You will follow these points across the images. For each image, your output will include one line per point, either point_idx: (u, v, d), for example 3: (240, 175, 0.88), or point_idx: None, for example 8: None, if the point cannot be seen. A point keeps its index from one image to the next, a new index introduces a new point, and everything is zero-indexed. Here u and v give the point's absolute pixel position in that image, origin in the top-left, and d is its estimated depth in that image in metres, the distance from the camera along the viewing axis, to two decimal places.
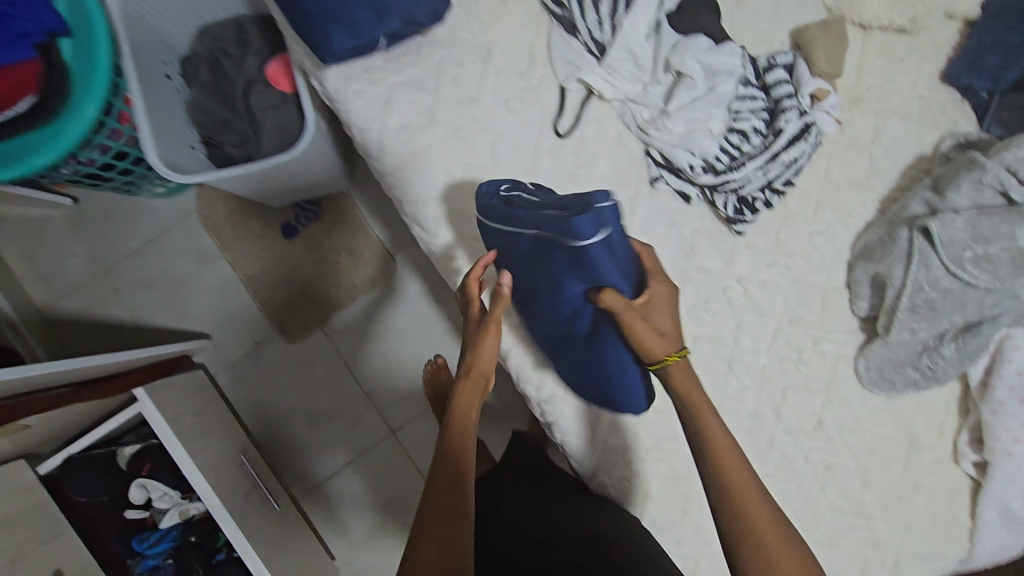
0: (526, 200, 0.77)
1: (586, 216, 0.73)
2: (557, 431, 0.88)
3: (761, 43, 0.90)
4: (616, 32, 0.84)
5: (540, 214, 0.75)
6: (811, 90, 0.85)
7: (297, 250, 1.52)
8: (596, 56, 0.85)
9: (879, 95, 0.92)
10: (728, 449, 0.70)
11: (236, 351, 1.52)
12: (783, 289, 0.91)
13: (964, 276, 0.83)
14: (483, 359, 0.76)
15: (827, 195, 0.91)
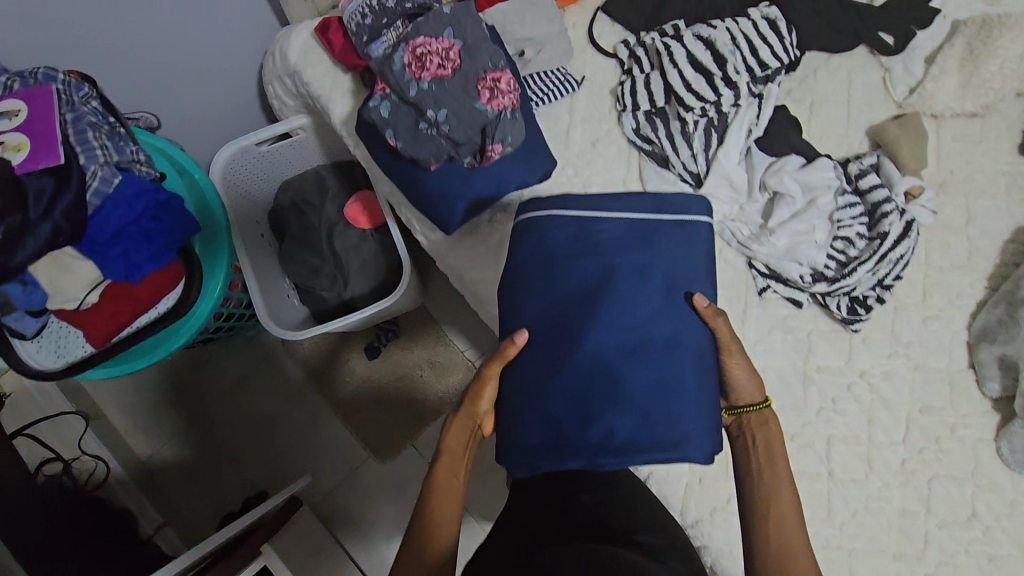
0: (568, 219, 0.78)
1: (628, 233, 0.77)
2: (710, 559, 0.85)
3: (840, 146, 0.95)
4: (710, 161, 0.88)
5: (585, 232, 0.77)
6: (906, 188, 0.88)
7: (381, 372, 1.50)
8: (692, 184, 0.88)
9: (962, 177, 0.96)
10: (774, 464, 0.74)
11: (332, 480, 1.47)
12: (908, 379, 0.91)
13: None
14: (478, 403, 0.78)
15: (932, 280, 0.93)
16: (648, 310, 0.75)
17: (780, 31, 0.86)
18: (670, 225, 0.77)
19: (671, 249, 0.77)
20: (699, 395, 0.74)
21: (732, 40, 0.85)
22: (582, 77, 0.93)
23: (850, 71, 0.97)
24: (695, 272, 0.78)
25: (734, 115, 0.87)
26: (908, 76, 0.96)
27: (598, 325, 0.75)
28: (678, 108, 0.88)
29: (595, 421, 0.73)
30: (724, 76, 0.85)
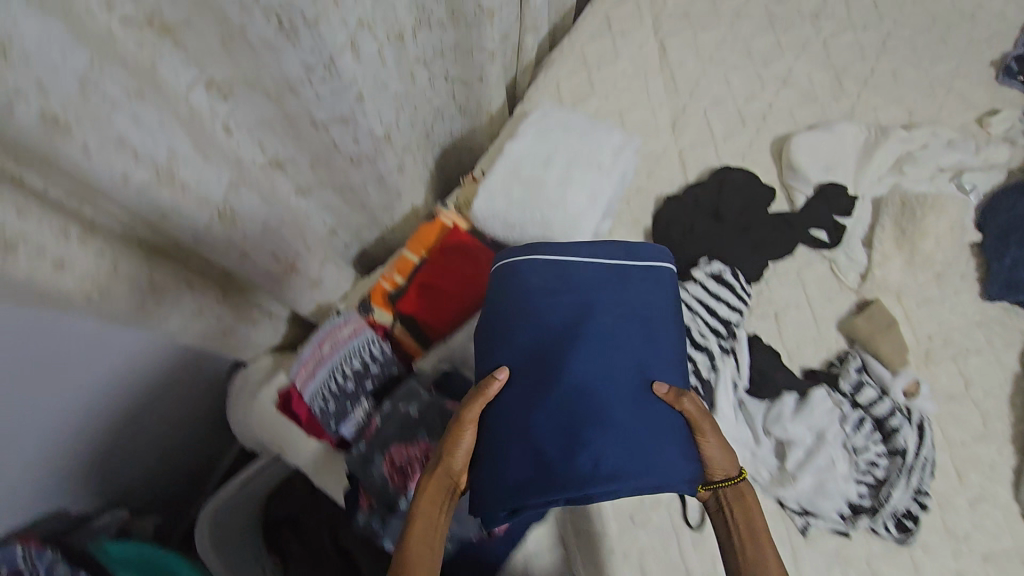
0: (531, 268, 0.72)
1: (591, 275, 0.72)
2: None
3: (818, 349, 0.94)
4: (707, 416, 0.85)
5: (552, 287, 0.70)
6: (903, 387, 0.88)
7: None
8: None
9: (942, 340, 0.95)
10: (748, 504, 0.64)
11: None
12: None
13: None
14: (453, 459, 0.64)
15: (961, 459, 0.88)
16: (633, 350, 0.67)
17: (729, 282, 0.87)
18: (639, 274, 0.73)
19: (639, 284, 0.72)
20: (677, 431, 0.64)
21: (688, 307, 0.85)
22: None
23: (798, 271, 0.98)
24: (669, 314, 0.72)
25: (714, 374, 0.85)
26: (854, 263, 0.97)
27: (576, 355, 0.66)
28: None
29: (575, 458, 0.60)
30: (693, 342, 0.84)
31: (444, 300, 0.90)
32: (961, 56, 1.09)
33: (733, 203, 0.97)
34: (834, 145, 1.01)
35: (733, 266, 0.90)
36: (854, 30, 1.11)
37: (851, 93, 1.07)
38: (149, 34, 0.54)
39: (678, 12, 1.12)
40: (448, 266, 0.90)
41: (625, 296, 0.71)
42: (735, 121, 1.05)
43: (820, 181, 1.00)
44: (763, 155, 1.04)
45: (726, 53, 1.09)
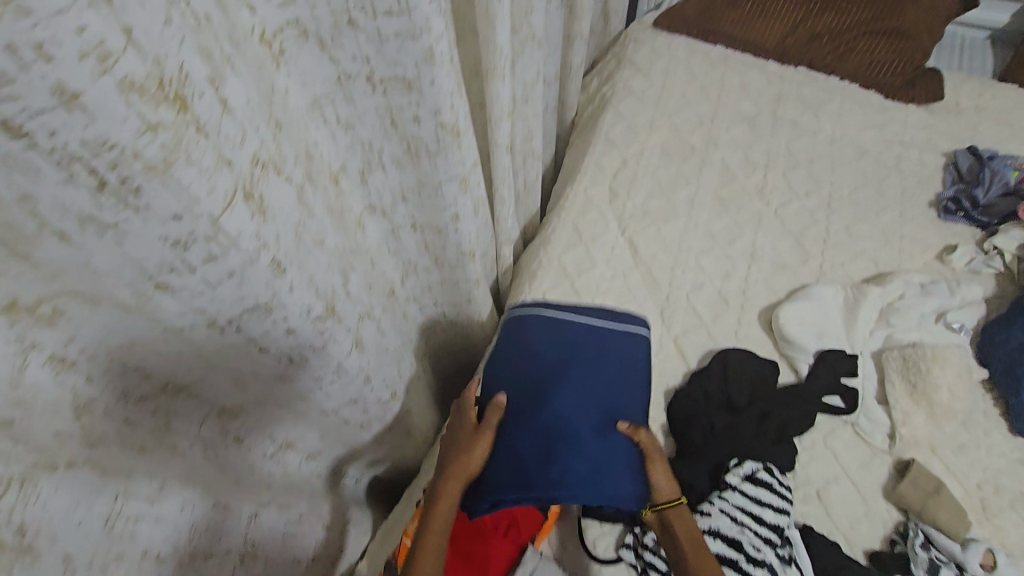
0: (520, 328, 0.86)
1: (585, 342, 0.83)
2: None
3: (872, 525, 0.88)
4: None
5: (539, 338, 0.84)
6: (979, 560, 0.82)
7: None
8: None
9: (995, 488, 0.90)
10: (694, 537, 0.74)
11: None
12: None
13: None
14: (470, 461, 0.76)
15: None
16: (607, 390, 0.80)
17: (767, 482, 0.85)
18: (618, 338, 0.85)
19: (616, 344, 0.84)
20: (631, 460, 0.76)
21: (732, 518, 0.81)
22: None
23: (825, 440, 0.96)
24: (645, 370, 0.84)
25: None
26: (877, 424, 0.96)
27: (562, 389, 0.78)
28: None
29: (550, 470, 0.73)
30: (749, 557, 0.78)
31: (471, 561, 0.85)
32: (901, 204, 1.19)
33: (740, 387, 0.97)
34: (819, 309, 1.05)
35: (762, 461, 0.88)
36: (799, 197, 1.22)
37: (815, 256, 1.14)
38: (165, 400, 0.57)
39: (638, 210, 1.23)
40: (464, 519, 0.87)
41: (591, 327, 0.85)
42: (719, 302, 1.10)
43: (817, 347, 1.02)
44: (754, 328, 1.07)
45: (691, 239, 1.18)
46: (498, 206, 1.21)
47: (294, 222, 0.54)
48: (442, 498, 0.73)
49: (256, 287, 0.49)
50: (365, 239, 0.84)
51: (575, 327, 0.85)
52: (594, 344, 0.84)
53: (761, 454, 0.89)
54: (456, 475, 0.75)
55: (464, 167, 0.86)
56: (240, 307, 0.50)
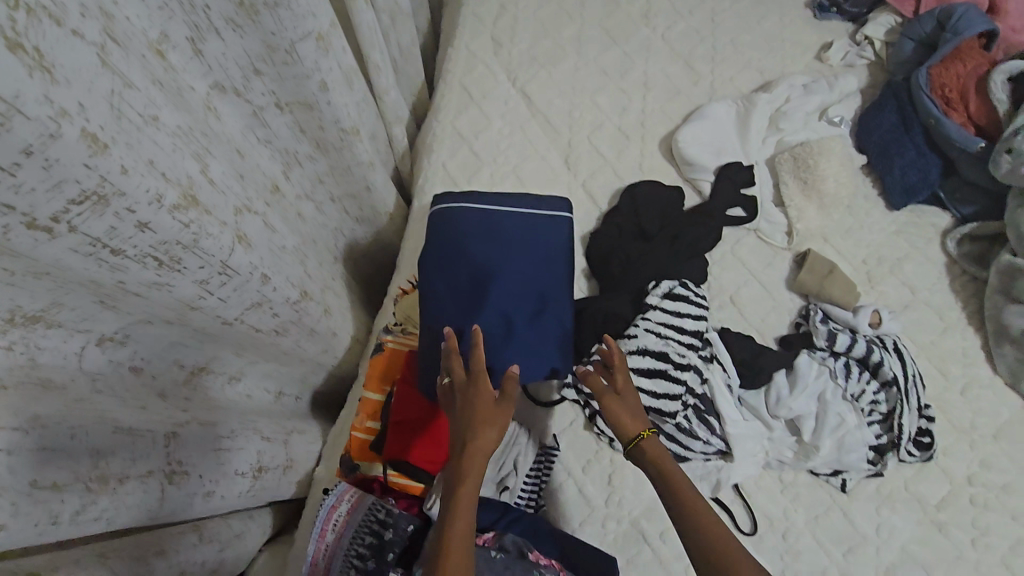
0: (442, 224, 0.82)
1: (509, 232, 0.81)
2: None
3: (780, 315, 0.97)
4: (717, 427, 0.85)
5: (463, 233, 0.80)
6: (868, 319, 0.92)
7: None
8: (723, 456, 0.85)
9: (876, 260, 1.02)
10: (668, 467, 0.68)
11: None
12: (997, 455, 0.90)
13: None
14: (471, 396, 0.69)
15: (937, 357, 0.95)
16: (535, 280, 0.80)
17: (683, 295, 0.88)
18: (542, 224, 0.82)
19: (542, 230, 0.82)
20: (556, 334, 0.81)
21: (657, 335, 0.85)
22: (553, 434, 0.91)
23: (732, 249, 1.02)
24: (567, 254, 0.84)
25: (708, 387, 0.86)
26: (775, 225, 1.02)
27: (495, 286, 0.79)
28: (658, 417, 0.84)
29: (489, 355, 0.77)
30: (675, 365, 0.84)
31: (425, 442, 0.84)
32: (780, 7, 1.19)
33: (650, 215, 0.99)
34: (713, 126, 1.07)
35: (677, 278, 0.91)
36: (683, 16, 1.18)
37: (705, 75, 1.14)
38: (19, 333, 0.49)
39: (525, 59, 1.16)
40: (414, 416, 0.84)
41: (515, 217, 0.82)
42: (619, 138, 1.09)
43: (716, 162, 1.04)
44: (656, 159, 1.08)
45: (584, 80, 1.14)
46: (375, 77, 1.09)
47: (106, 90, 0.45)
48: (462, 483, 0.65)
49: (73, 168, 0.41)
50: (223, 126, 0.73)
51: (499, 217, 0.82)
52: (518, 234, 0.81)
53: (679, 271, 0.93)
54: (473, 446, 0.67)
55: (317, 21, 0.78)
56: (60, 198, 0.42)
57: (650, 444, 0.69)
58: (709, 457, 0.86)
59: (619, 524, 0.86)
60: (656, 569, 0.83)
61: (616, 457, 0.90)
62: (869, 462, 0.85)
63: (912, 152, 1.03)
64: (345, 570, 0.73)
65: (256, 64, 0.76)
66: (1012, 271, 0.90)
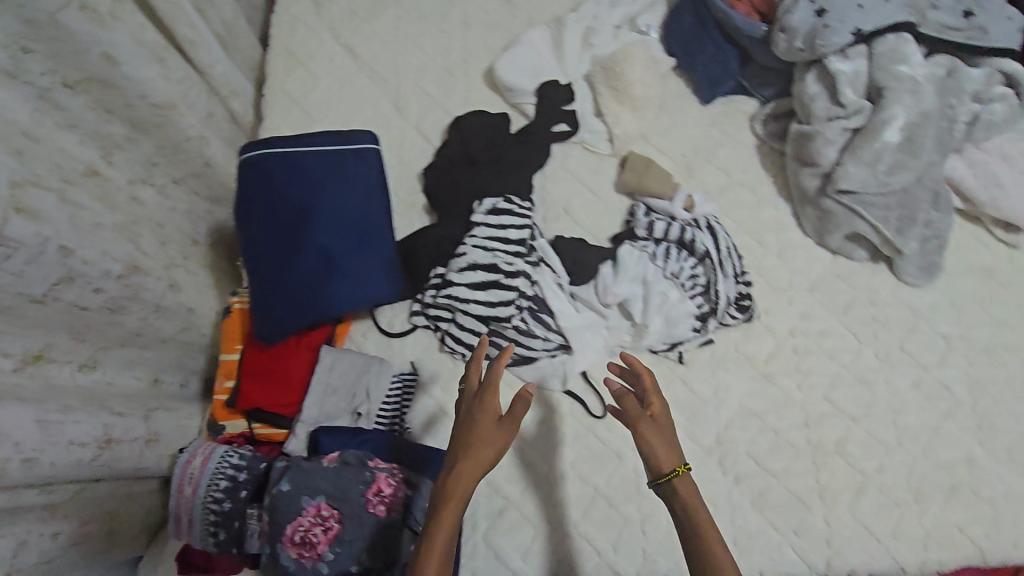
0: (248, 172, 0.81)
1: (317, 172, 0.82)
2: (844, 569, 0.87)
3: (611, 216, 1.04)
4: (553, 323, 0.92)
5: (271, 179, 0.81)
6: (683, 204, 0.99)
7: None
8: (564, 349, 0.92)
9: (695, 153, 1.09)
10: (691, 499, 0.69)
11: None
12: (816, 305, 1.01)
13: (901, 176, 0.91)
14: (484, 403, 0.67)
15: (754, 230, 1.04)
16: (352, 214, 0.82)
17: (507, 209, 0.93)
18: (350, 159, 0.84)
19: (351, 164, 0.84)
20: (384, 262, 0.83)
21: (484, 249, 0.91)
22: (411, 361, 0.94)
23: (562, 164, 1.08)
24: (382, 184, 0.86)
25: (540, 289, 0.92)
26: (597, 134, 1.08)
27: (311, 226, 0.80)
28: (497, 324, 0.91)
29: (318, 294, 0.80)
30: (505, 273, 0.90)
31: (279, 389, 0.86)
32: None
33: (479, 141, 1.03)
34: (529, 51, 1.11)
35: (502, 195, 0.96)
36: None
37: (521, 4, 1.17)
38: None
39: (344, 14, 1.17)
40: (266, 364, 0.86)
41: (321, 156, 0.83)
42: (444, 76, 1.12)
43: (535, 84, 1.08)
44: (482, 90, 1.11)
45: (404, 25, 1.16)
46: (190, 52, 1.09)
47: None
48: (455, 492, 0.62)
49: None
50: None
51: (305, 158, 0.82)
52: (327, 172, 0.83)
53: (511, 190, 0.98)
54: (477, 452, 0.64)
55: None
56: None
57: (685, 485, 0.69)
58: (553, 354, 0.92)
59: None
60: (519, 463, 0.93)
61: None
62: (695, 330, 0.94)
63: (712, 47, 1.10)
64: (205, 515, 0.77)
65: (22, 42, 0.73)
66: (804, 135, 0.96)
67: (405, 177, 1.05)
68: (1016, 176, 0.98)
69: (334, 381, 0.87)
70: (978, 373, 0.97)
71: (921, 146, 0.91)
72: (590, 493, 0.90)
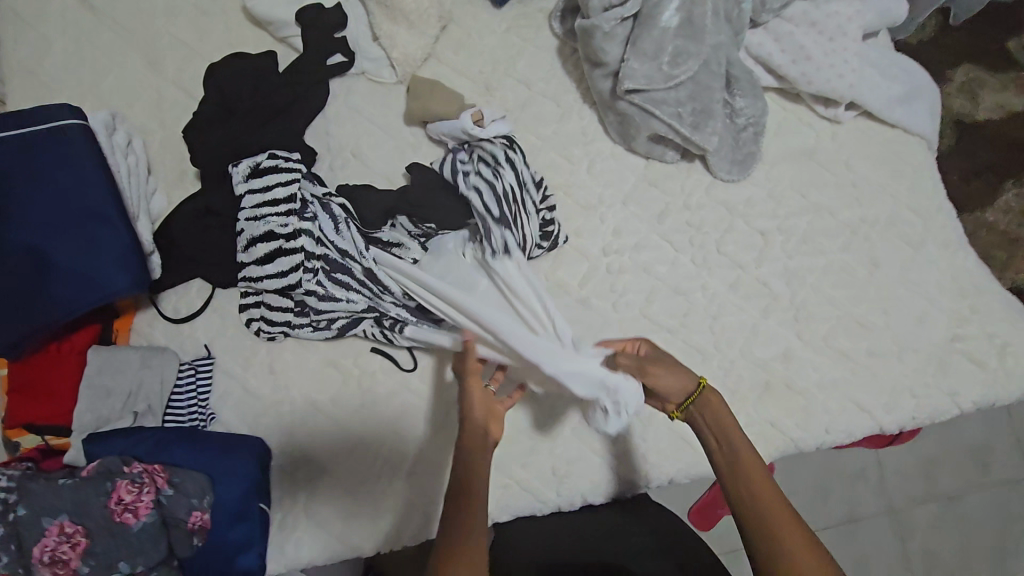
0: None
1: (9, 163, 0.75)
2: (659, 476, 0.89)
3: (404, 154, 0.96)
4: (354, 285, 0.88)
5: None
6: (471, 118, 0.92)
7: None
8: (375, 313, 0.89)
9: (493, 65, 0.98)
10: (753, 462, 0.67)
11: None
12: (629, 217, 0.95)
13: (682, 71, 0.84)
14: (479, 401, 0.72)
15: (560, 145, 0.96)
16: (60, 203, 0.75)
17: (272, 167, 0.87)
18: (48, 142, 0.76)
19: (50, 148, 0.76)
20: (108, 250, 0.76)
21: (257, 218, 0.86)
22: (205, 344, 0.90)
23: (346, 101, 0.97)
24: (95, 163, 0.77)
25: (331, 246, 0.88)
26: (378, 61, 0.97)
27: (10, 225, 0.74)
28: (297, 293, 0.88)
29: (37, 298, 0.74)
30: (285, 237, 0.86)
31: (51, 397, 0.81)
32: None
33: (238, 91, 0.92)
34: None
35: (267, 151, 0.89)
36: None
37: None
38: None
39: None
40: (35, 376, 0.81)
41: (13, 144, 0.75)
42: (198, 16, 0.98)
43: (296, 13, 0.95)
44: (245, 27, 0.98)
45: None
46: None
47: None
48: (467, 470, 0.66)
49: None
50: None
51: None
52: (22, 161, 0.75)
53: (280, 145, 0.90)
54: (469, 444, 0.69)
55: None
56: None
57: (710, 401, 0.71)
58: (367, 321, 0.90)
59: (292, 405, 0.90)
60: (334, 430, 0.90)
61: (274, 346, 0.91)
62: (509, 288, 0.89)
63: None
64: None
65: None
66: (585, 31, 0.86)
67: (170, 144, 0.94)
68: (823, 48, 0.90)
69: (111, 380, 0.82)
70: (797, 264, 0.94)
71: (701, 29, 0.84)
72: (408, 446, 0.89)
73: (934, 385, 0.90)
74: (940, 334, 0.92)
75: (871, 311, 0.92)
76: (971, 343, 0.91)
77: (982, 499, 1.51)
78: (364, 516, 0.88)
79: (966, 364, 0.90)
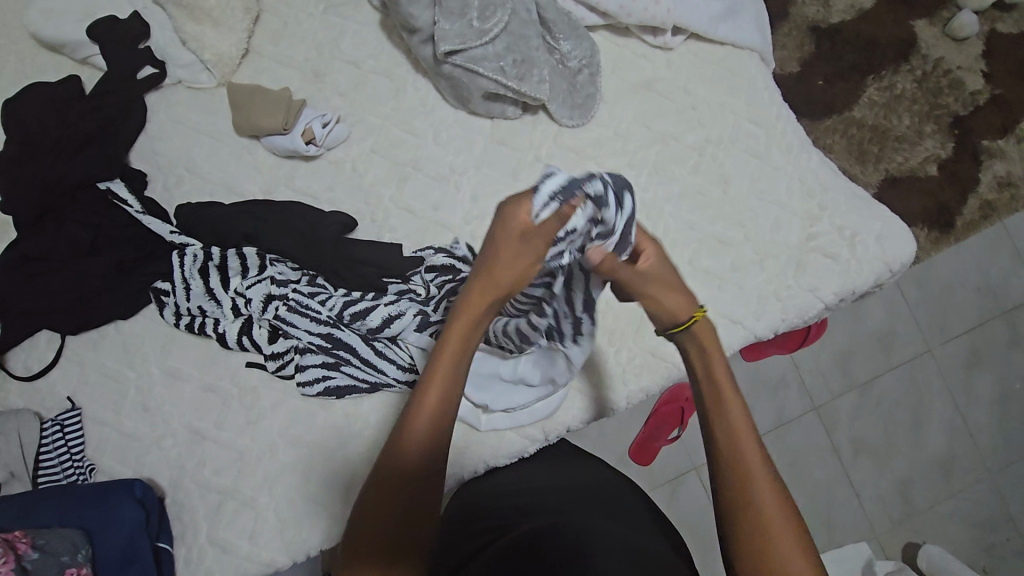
0: None
1: None
2: (558, 427, 0.90)
3: (241, 159, 0.92)
4: (303, 348, 0.87)
5: None
6: (303, 139, 0.89)
7: (474, 508, 0.79)
8: (328, 372, 0.85)
9: (316, 49, 0.95)
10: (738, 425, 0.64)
11: (478, 532, 0.73)
12: (484, 179, 0.93)
13: (493, 28, 0.86)
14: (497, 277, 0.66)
15: (400, 120, 0.94)
16: None
17: (145, 210, 0.88)
18: None
19: None
20: None
21: (191, 290, 0.86)
22: (67, 396, 0.86)
23: (167, 113, 0.92)
24: None
25: (277, 308, 0.86)
26: (192, 67, 0.92)
27: None
28: (272, 361, 0.86)
29: None
30: (231, 306, 0.87)
31: None
32: None
33: (40, 123, 0.87)
34: None
35: (105, 185, 0.88)
36: None
37: None
38: None
39: None
40: None
41: None
42: None
43: (87, 27, 0.90)
44: (43, 55, 0.92)
45: None
46: None
47: None
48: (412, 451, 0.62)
49: None
50: None
51: None
52: None
53: (105, 174, 0.87)
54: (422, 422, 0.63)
55: None
56: None
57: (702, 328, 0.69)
58: (327, 381, 0.85)
59: (174, 438, 0.85)
60: (224, 454, 0.85)
61: (143, 382, 0.86)
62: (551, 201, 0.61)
63: None
64: None
65: None
66: None
67: None
68: None
69: None
70: (653, 194, 0.95)
71: None
72: (305, 454, 0.85)
73: (796, 285, 0.94)
74: (796, 236, 0.95)
75: (730, 227, 0.95)
76: (825, 238, 0.95)
77: (897, 380, 1.49)
78: (272, 537, 0.83)
79: (821, 260, 0.94)
